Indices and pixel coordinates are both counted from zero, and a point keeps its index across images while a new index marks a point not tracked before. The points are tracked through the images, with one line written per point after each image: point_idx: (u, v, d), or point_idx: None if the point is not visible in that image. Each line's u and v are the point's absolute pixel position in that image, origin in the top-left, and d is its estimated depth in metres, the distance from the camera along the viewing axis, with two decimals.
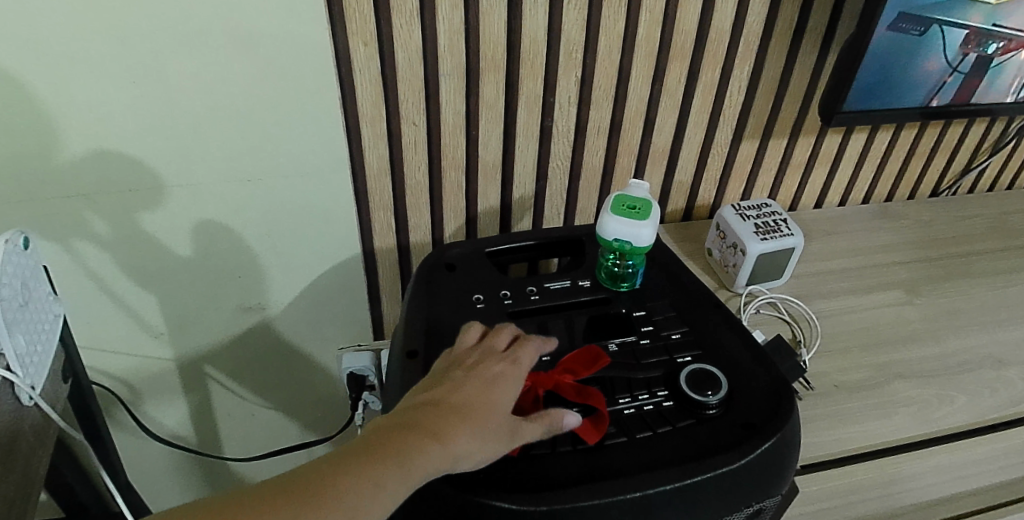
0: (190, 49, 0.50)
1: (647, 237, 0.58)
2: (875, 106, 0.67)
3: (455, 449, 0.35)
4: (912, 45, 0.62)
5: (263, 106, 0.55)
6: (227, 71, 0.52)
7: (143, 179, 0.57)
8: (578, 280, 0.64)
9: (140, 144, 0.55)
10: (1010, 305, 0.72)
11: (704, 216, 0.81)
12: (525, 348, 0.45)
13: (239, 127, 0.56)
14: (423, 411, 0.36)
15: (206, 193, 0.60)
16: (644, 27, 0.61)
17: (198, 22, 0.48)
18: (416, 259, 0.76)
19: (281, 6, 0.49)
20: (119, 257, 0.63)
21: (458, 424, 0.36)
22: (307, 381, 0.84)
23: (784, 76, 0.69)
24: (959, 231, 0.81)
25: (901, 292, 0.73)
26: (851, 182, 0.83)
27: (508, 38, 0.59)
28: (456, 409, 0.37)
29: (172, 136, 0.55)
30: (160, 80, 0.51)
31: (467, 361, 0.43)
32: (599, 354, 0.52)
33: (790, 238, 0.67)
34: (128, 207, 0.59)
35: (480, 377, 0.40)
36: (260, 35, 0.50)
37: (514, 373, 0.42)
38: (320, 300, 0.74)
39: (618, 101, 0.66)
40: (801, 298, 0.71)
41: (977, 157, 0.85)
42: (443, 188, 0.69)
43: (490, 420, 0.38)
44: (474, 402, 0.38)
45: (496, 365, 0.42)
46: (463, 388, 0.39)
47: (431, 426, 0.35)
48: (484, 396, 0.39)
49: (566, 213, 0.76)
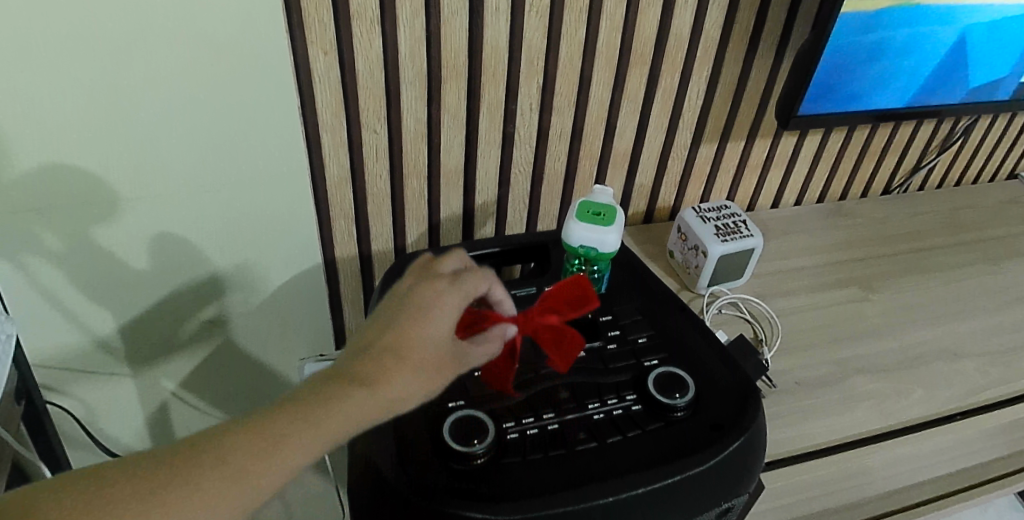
0: (144, 53, 0.48)
1: (613, 242, 0.60)
2: (828, 113, 0.70)
3: (390, 393, 0.35)
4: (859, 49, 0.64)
5: (220, 115, 0.54)
6: (184, 77, 0.51)
7: (96, 191, 0.55)
8: (544, 286, 0.64)
9: (91, 154, 0.53)
10: (958, 298, 0.75)
11: (665, 218, 0.82)
12: (464, 274, 0.43)
13: (197, 135, 0.55)
14: (355, 361, 0.36)
15: (161, 202, 0.58)
16: (604, 34, 0.62)
17: (153, 27, 0.47)
18: (378, 267, 0.75)
19: (240, 13, 0.48)
20: (72, 273, 0.61)
21: (390, 368, 0.36)
22: (270, 393, 0.82)
23: (741, 80, 0.70)
24: (911, 228, 0.84)
25: (858, 288, 0.75)
26: (807, 182, 0.85)
27: (469, 44, 0.59)
28: (387, 351, 0.36)
29: (128, 145, 0.53)
30: (115, 87, 0.49)
31: (402, 289, 0.41)
32: (589, 301, 0.52)
33: (749, 240, 0.68)
34: (81, 220, 0.57)
35: (413, 310, 0.39)
36: (217, 40, 0.49)
37: (449, 297, 0.40)
38: (283, 311, 0.73)
39: (580, 105, 0.67)
40: (762, 297, 0.72)
41: (927, 155, 0.88)
42: (405, 194, 0.68)
43: (425, 355, 0.37)
44: (406, 339, 0.37)
45: (431, 289, 0.41)
46: (395, 327, 0.38)
47: (359, 374, 0.35)
48: (419, 330, 0.38)
49: (529, 219, 0.76)
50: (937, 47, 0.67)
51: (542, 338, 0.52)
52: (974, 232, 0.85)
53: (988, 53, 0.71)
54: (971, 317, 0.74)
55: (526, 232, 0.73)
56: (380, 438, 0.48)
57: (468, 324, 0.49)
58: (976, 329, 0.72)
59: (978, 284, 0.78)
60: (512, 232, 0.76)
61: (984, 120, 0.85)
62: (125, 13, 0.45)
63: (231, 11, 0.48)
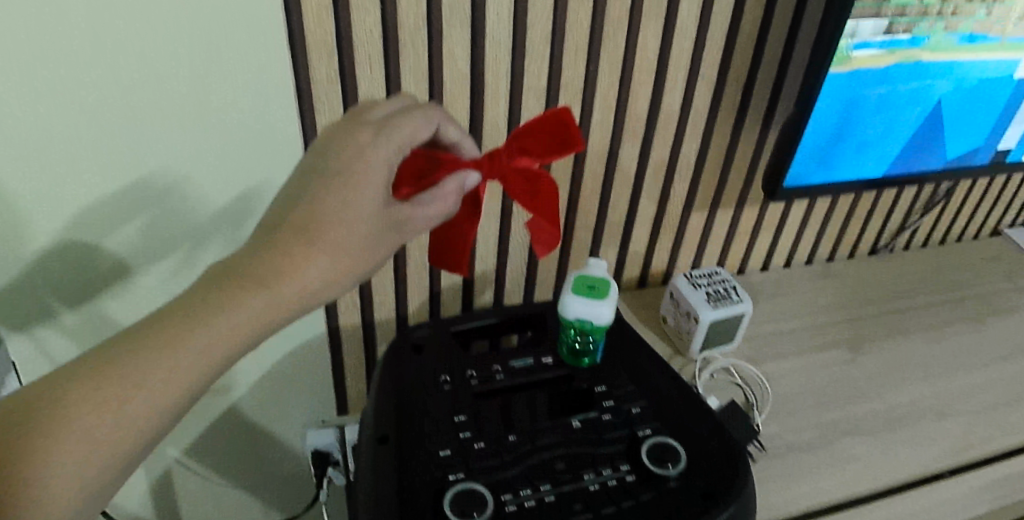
0: (146, 62, 0.47)
1: (607, 315, 0.63)
2: (815, 181, 0.74)
3: (302, 274, 0.39)
4: (844, 121, 0.69)
5: (209, 148, 0.54)
6: (188, 92, 0.50)
7: (95, 208, 0.54)
8: (541, 357, 0.66)
9: (90, 166, 0.51)
10: (943, 357, 0.78)
11: (658, 283, 0.84)
12: (387, 125, 0.42)
13: (197, 145, 0.53)
14: (270, 241, 0.39)
15: (160, 217, 0.56)
16: (598, 112, 0.66)
17: (157, 36, 0.46)
18: (381, 339, 0.74)
19: (247, 27, 0.48)
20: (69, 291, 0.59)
21: (300, 249, 0.39)
22: (268, 465, 0.81)
23: (729, 150, 0.74)
24: (896, 286, 0.87)
25: (846, 350, 0.77)
26: (795, 246, 0.87)
27: (470, 124, 0.62)
28: (298, 231, 0.39)
29: (128, 158, 0.52)
30: (115, 99, 0.48)
31: (329, 141, 0.42)
32: (568, 141, 0.48)
33: (739, 306, 0.71)
34: (79, 238, 0.55)
35: (322, 186, 0.40)
36: (223, 53, 0.49)
37: (373, 153, 0.40)
38: (286, 382, 0.73)
39: (576, 180, 0.69)
40: (753, 361, 0.74)
41: (911, 216, 0.91)
42: (408, 266, 0.69)
43: (339, 236, 0.39)
44: (318, 218, 0.39)
45: (347, 152, 0.40)
46: (308, 200, 0.40)
47: (271, 254, 0.39)
48: (333, 206, 0.39)
49: (526, 288, 0.78)
50: (915, 119, 0.72)
51: (508, 185, 0.50)
52: (958, 290, 0.87)
53: (965, 127, 0.75)
54: (956, 376, 0.76)
55: (525, 302, 0.74)
56: (382, 510, 0.50)
57: (420, 171, 0.48)
58: (960, 388, 0.74)
59: (962, 342, 0.80)
60: (510, 300, 0.78)
61: (964, 184, 0.88)
62: (133, 27, 0.45)
63: (239, 27, 0.48)
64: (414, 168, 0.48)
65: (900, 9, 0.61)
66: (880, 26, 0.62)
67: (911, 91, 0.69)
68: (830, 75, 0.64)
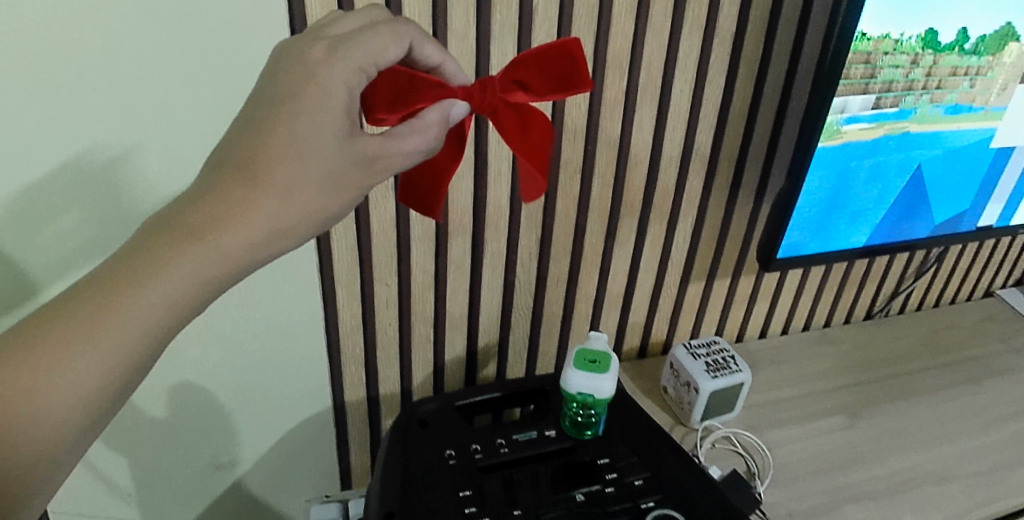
0: (131, 49, 0.46)
1: (608, 388, 0.64)
2: (809, 251, 0.76)
3: (244, 227, 0.34)
4: (835, 193, 0.72)
5: (177, 115, 0.50)
6: (172, 90, 0.48)
7: (42, 186, 0.49)
8: (544, 430, 0.67)
9: (50, 147, 0.47)
10: (942, 421, 0.78)
11: (658, 353, 0.85)
12: (343, 43, 0.36)
13: (167, 142, 0.51)
14: (206, 191, 0.34)
15: (123, 204, 0.52)
16: (597, 189, 0.68)
17: (148, 27, 0.45)
18: (385, 411, 0.75)
19: (249, 38, 0.49)
20: (2, 293, 0.52)
21: (240, 199, 0.34)
22: None
23: (724, 223, 0.77)
24: (893, 352, 0.88)
25: (845, 416, 0.78)
26: (792, 313, 0.90)
27: (474, 205, 0.64)
28: (240, 179, 0.34)
29: (86, 147, 0.48)
30: (89, 85, 0.46)
31: (283, 61, 0.37)
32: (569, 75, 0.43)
33: (739, 375, 0.72)
34: (30, 232, 0.50)
35: (266, 117, 0.35)
36: (216, 56, 0.48)
37: (329, 73, 0.35)
38: (290, 455, 0.73)
39: (576, 253, 0.72)
40: (753, 429, 0.75)
41: (905, 280, 0.93)
42: (412, 340, 0.71)
43: (286, 182, 0.35)
44: (259, 160, 0.34)
45: (299, 76, 0.35)
46: (250, 138, 0.35)
47: (208, 205, 0.34)
48: (279, 146, 0.35)
49: (528, 360, 0.79)
50: (904, 191, 0.75)
51: (498, 122, 0.46)
52: (954, 352, 0.89)
53: (953, 195, 0.78)
54: (957, 439, 0.76)
55: (527, 375, 0.76)
56: None
57: (397, 93, 0.42)
58: (962, 451, 0.75)
59: (961, 405, 0.81)
60: (513, 372, 0.79)
61: (953, 249, 0.91)
62: (129, 18, 0.45)
63: (243, 39, 0.49)
64: (390, 89, 0.42)
65: (887, 84, 0.64)
66: (868, 102, 0.65)
67: (900, 163, 0.71)
68: (819, 149, 0.67)
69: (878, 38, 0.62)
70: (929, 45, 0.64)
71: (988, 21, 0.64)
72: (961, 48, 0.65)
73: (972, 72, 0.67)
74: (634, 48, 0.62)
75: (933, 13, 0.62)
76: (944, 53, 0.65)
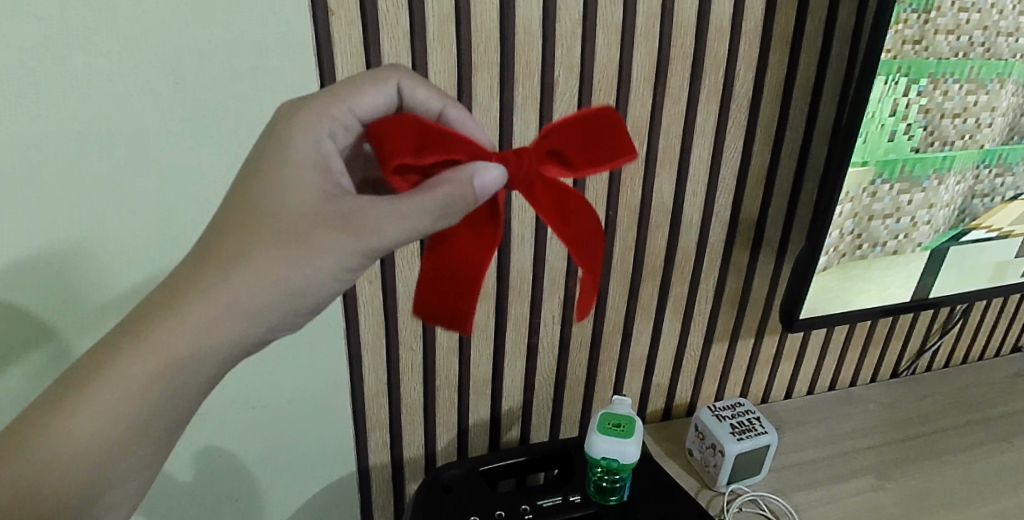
0: (153, 100, 0.46)
1: (633, 453, 0.64)
2: (830, 312, 0.75)
3: (221, 298, 0.36)
4: (843, 265, 0.72)
5: (200, 118, 0.48)
6: (199, 148, 0.49)
7: (69, 246, 0.49)
8: (568, 495, 0.67)
9: (81, 201, 0.48)
10: (976, 481, 0.76)
11: (682, 414, 0.85)
12: (320, 96, 0.40)
13: (188, 202, 0.51)
14: (193, 262, 0.37)
15: (146, 258, 0.52)
16: (619, 253, 0.69)
17: (175, 83, 0.47)
18: (409, 475, 0.76)
19: (276, 93, 0.49)
20: (55, 308, 0.51)
21: (213, 273, 0.36)
22: None
23: (746, 284, 0.78)
24: (921, 410, 0.87)
25: (873, 477, 0.76)
26: (816, 373, 0.89)
27: (498, 269, 0.66)
28: (219, 249, 0.36)
29: (111, 194, 0.48)
30: (118, 145, 0.47)
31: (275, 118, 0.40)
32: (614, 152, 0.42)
33: (764, 436, 0.71)
34: (60, 291, 0.50)
35: (245, 185, 0.37)
36: (241, 108, 0.49)
37: (302, 122, 0.39)
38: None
39: (599, 315, 0.72)
40: (781, 492, 0.73)
41: (930, 337, 0.93)
42: (437, 405, 0.72)
43: (257, 251, 0.36)
44: (235, 228, 0.36)
45: (278, 128, 0.39)
46: (230, 208, 0.37)
47: (191, 278, 0.36)
48: (251, 213, 0.36)
49: (553, 422, 0.80)
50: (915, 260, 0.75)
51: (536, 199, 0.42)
52: (985, 411, 0.87)
53: (969, 258, 0.78)
54: (993, 499, 0.73)
55: (551, 438, 0.76)
56: None
57: (416, 139, 0.39)
58: (1002, 510, 0.72)
59: (996, 465, 0.78)
60: (537, 435, 0.79)
61: (978, 305, 0.91)
62: (159, 76, 0.46)
63: (270, 96, 0.49)
64: (408, 134, 0.39)
65: (888, 155, 0.65)
66: (889, 161, 0.65)
67: (906, 234, 0.72)
68: (839, 209, 0.67)
69: (874, 114, 0.61)
70: (942, 111, 0.64)
71: (984, 88, 0.65)
72: (975, 106, 0.65)
73: (974, 138, 0.68)
74: (654, 115, 0.64)
75: (925, 84, 0.62)
76: (956, 119, 0.65)
